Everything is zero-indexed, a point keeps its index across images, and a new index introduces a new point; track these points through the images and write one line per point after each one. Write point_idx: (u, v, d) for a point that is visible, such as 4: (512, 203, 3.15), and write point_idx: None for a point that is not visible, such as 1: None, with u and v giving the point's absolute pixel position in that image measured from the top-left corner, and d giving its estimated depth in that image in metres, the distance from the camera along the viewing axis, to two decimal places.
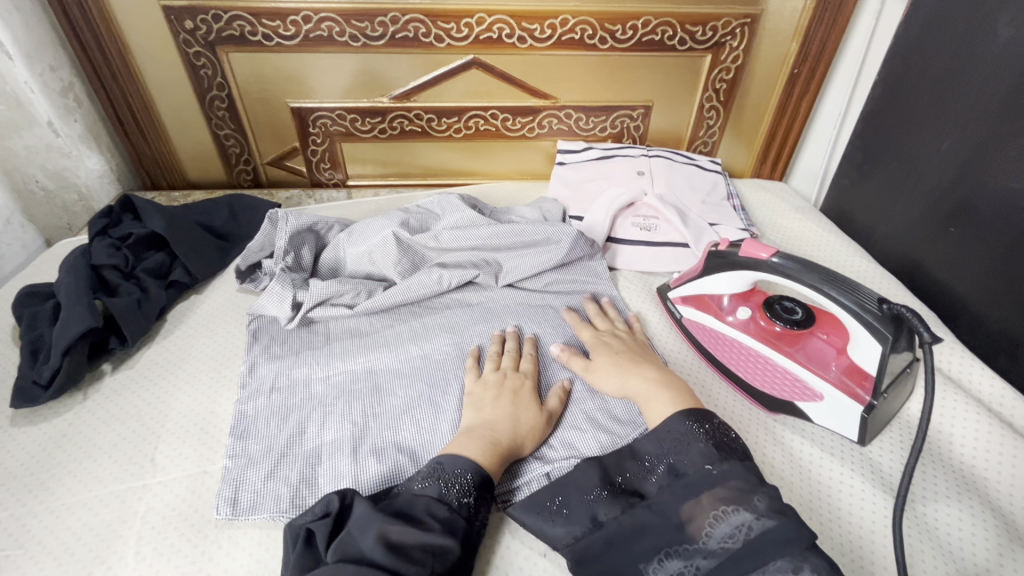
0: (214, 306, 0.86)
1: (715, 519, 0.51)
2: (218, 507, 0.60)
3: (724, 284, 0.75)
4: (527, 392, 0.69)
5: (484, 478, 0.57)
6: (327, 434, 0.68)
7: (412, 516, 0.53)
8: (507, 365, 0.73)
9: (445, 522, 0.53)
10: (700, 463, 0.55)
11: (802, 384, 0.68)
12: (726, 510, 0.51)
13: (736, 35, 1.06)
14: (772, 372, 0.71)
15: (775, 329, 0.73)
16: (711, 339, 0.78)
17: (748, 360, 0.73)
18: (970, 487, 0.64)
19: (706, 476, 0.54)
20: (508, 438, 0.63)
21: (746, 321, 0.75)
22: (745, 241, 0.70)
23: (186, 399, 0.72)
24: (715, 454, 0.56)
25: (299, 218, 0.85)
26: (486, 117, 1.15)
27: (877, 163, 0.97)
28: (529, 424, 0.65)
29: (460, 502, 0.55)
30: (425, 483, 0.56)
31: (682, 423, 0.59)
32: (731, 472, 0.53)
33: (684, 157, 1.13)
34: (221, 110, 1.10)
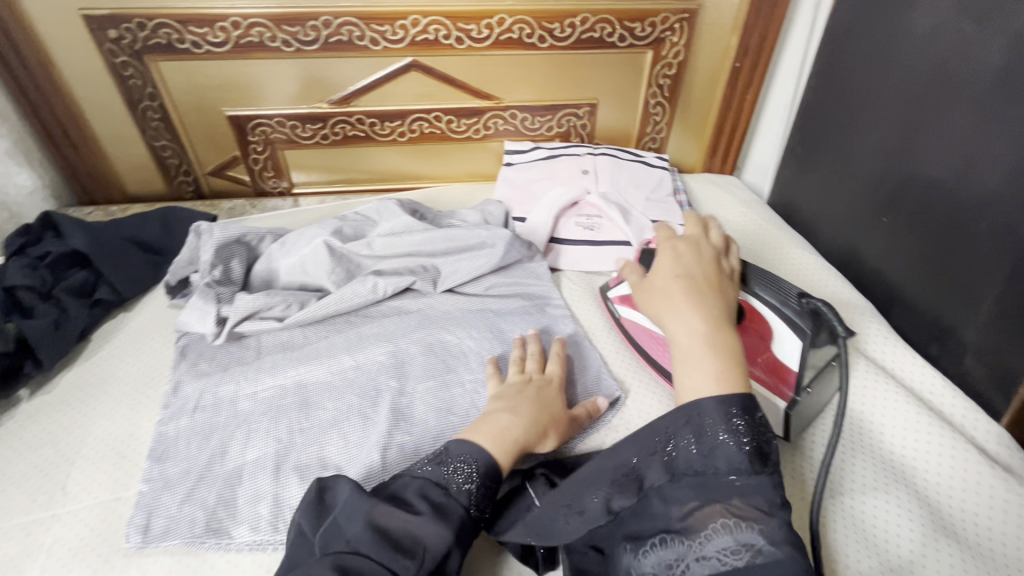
0: (143, 324, 0.83)
1: (719, 530, 0.47)
2: (128, 535, 0.58)
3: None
4: (552, 391, 0.68)
5: (490, 465, 0.55)
6: (250, 453, 0.66)
7: (404, 499, 0.52)
8: (532, 369, 0.71)
9: (438, 507, 0.52)
10: (723, 470, 0.48)
11: None
12: (734, 523, 0.46)
13: (675, 31, 1.06)
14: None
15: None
16: (650, 341, 0.77)
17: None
18: (897, 476, 0.64)
19: (724, 483, 0.48)
20: (525, 432, 0.60)
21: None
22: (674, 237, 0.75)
23: (105, 422, 0.69)
24: (747, 466, 0.47)
25: (226, 230, 0.83)
26: (430, 120, 1.13)
27: (815, 156, 0.97)
28: (552, 416, 0.64)
29: (460, 488, 0.53)
30: (428, 466, 0.55)
31: (718, 409, 0.50)
32: (753, 487, 0.47)
33: (630, 154, 1.12)
34: (154, 121, 1.07)
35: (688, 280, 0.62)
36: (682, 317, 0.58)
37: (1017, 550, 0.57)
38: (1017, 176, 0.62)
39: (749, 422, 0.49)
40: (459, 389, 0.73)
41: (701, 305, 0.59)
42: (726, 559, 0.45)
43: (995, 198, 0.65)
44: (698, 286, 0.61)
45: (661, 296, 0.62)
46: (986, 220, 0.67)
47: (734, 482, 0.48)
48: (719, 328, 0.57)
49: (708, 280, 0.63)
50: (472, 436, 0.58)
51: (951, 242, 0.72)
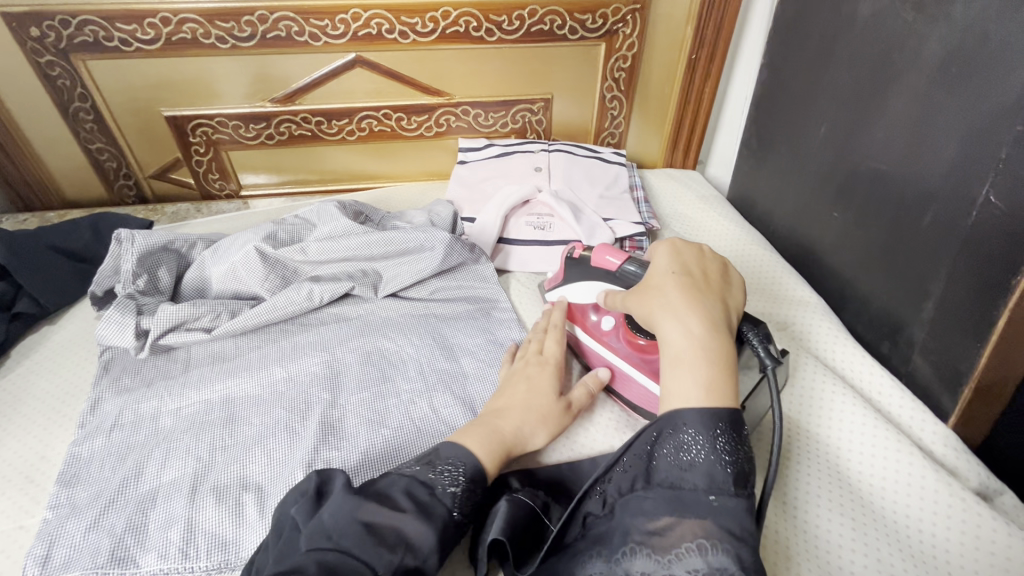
0: (67, 338, 0.79)
1: (692, 550, 0.42)
2: (26, 567, 0.54)
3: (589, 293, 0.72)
4: (548, 377, 0.66)
5: (481, 471, 0.52)
6: (167, 474, 0.62)
7: (387, 495, 0.48)
8: (532, 351, 0.70)
9: (421, 506, 0.48)
10: (702, 488, 0.45)
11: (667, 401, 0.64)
12: (709, 544, 0.42)
13: (627, 22, 1.02)
14: (640, 391, 0.67)
15: (637, 341, 0.67)
16: (591, 356, 0.74)
17: (619, 379, 0.70)
18: (839, 479, 0.62)
19: (701, 503, 0.45)
20: (514, 434, 0.58)
21: (614, 336, 0.70)
22: (597, 249, 0.70)
23: (15, 444, 0.66)
24: (728, 484, 0.45)
25: (150, 238, 0.78)
26: (378, 117, 1.09)
27: (769, 149, 0.94)
28: (542, 413, 0.61)
29: (445, 491, 0.50)
30: (415, 465, 0.52)
31: (704, 423, 0.47)
32: (730, 512, 0.44)
33: (586, 150, 1.09)
34: (88, 123, 1.02)
35: (687, 279, 0.55)
36: (679, 317, 0.52)
37: (960, 555, 0.55)
38: (958, 167, 0.60)
39: (733, 438, 0.47)
40: (392, 401, 0.70)
41: (699, 307, 0.53)
42: None
43: (939, 189, 0.63)
44: (696, 289, 0.54)
45: (658, 294, 0.55)
46: (930, 213, 0.64)
47: (713, 503, 0.44)
48: (717, 332, 0.51)
49: (711, 282, 0.56)
50: (460, 438, 0.55)
51: (898, 237, 0.70)
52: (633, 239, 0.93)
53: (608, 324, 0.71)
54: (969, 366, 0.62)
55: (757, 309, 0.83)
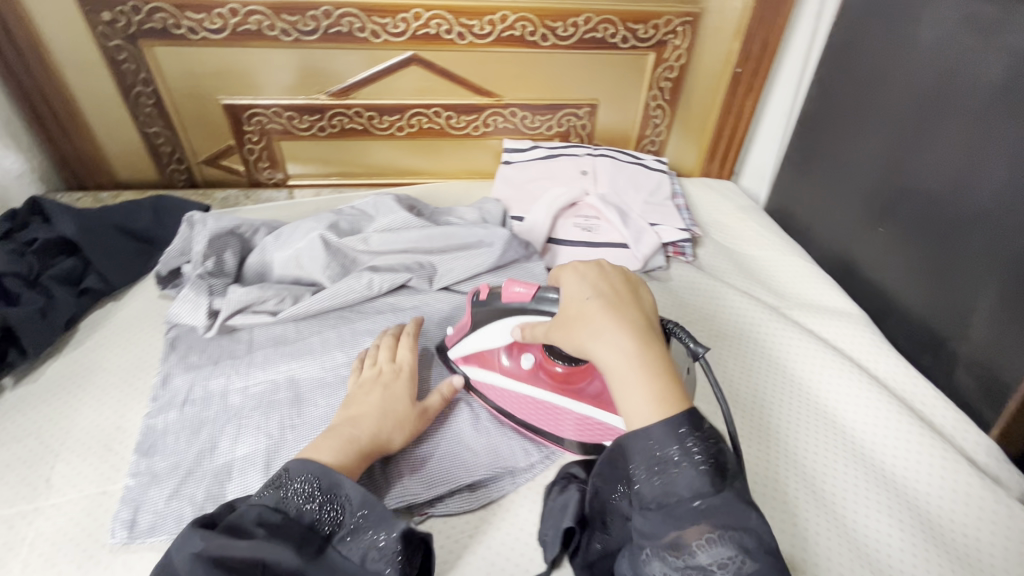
0: (131, 315, 0.82)
1: (703, 544, 0.42)
2: (114, 530, 0.56)
3: (500, 331, 0.66)
4: (402, 385, 0.66)
5: (335, 475, 0.52)
6: (239, 449, 0.65)
7: (240, 529, 0.47)
8: (383, 359, 0.69)
9: (275, 529, 0.48)
10: (687, 496, 0.44)
11: (595, 424, 0.66)
12: (714, 536, 0.42)
13: (678, 34, 1.05)
14: (571, 421, 0.67)
15: (560, 372, 0.67)
16: (506, 398, 0.70)
17: (541, 412, 0.68)
18: (885, 482, 0.67)
19: (690, 510, 0.44)
20: (371, 440, 0.59)
21: (536, 371, 0.68)
22: (506, 285, 0.64)
23: (91, 414, 0.68)
24: (708, 484, 0.44)
25: (219, 222, 0.82)
26: (429, 115, 1.12)
27: (813, 164, 0.98)
28: (397, 419, 0.62)
29: (301, 510, 0.49)
30: (265, 492, 0.51)
31: (672, 435, 0.46)
32: (720, 508, 0.43)
33: (629, 156, 1.12)
34: (148, 107, 1.05)
35: (604, 300, 0.54)
36: (605, 340, 0.52)
37: (999, 557, 0.60)
38: (1012, 192, 0.63)
39: (699, 436, 0.46)
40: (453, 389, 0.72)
41: (623, 325, 0.52)
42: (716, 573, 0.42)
43: (991, 211, 0.66)
44: (612, 302, 0.54)
45: (581, 323, 0.54)
46: (981, 233, 0.67)
47: (699, 508, 0.44)
48: (641, 339, 0.52)
49: (622, 290, 0.56)
50: (314, 453, 0.55)
51: (947, 255, 0.72)
52: (676, 244, 0.98)
53: (525, 360, 0.68)
54: (1014, 380, 0.65)
55: (802, 319, 0.87)
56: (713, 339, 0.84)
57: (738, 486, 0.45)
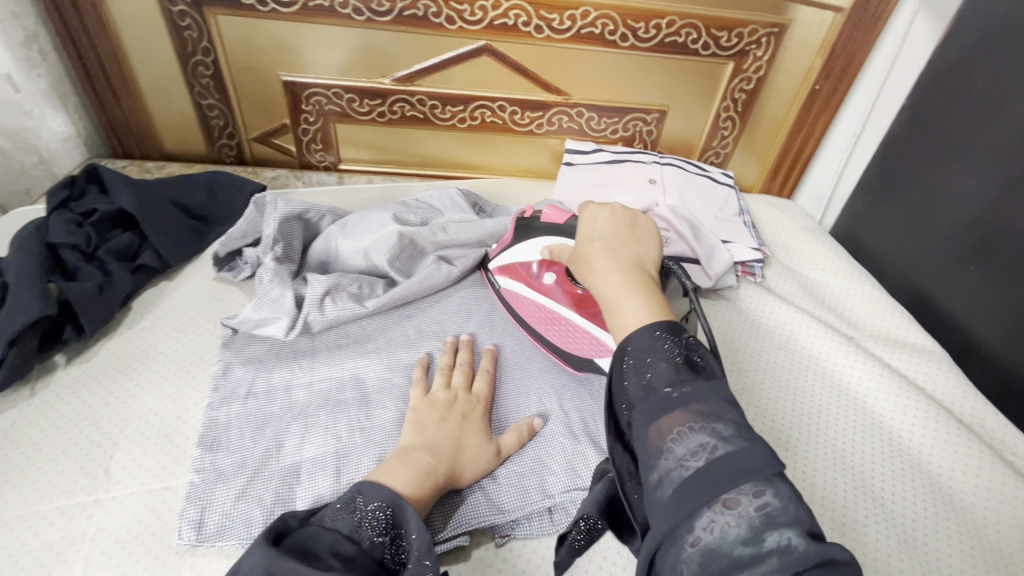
0: (186, 296, 0.78)
1: (684, 432, 0.38)
2: (181, 531, 0.53)
3: (530, 249, 0.74)
4: (477, 418, 0.62)
5: (409, 510, 0.49)
6: (307, 451, 0.61)
7: (312, 554, 0.43)
8: (458, 386, 0.65)
9: (350, 560, 0.44)
10: (659, 387, 0.41)
11: (598, 341, 0.68)
12: (691, 426, 0.38)
13: (761, 45, 1.01)
14: (576, 336, 0.70)
15: (578, 292, 0.70)
16: (528, 308, 0.75)
17: (554, 324, 0.72)
18: (942, 494, 0.68)
19: (663, 399, 0.40)
20: (448, 473, 0.56)
21: (556, 288, 0.72)
22: (549, 208, 0.71)
23: (149, 401, 0.64)
24: (682, 371, 0.41)
25: (289, 204, 0.78)
26: (493, 108, 1.08)
27: (895, 192, 0.99)
28: (473, 454, 0.59)
29: (372, 542, 0.46)
30: (339, 515, 0.47)
31: (649, 340, 0.44)
32: (696, 394, 0.40)
33: (696, 167, 1.08)
34: (205, 78, 1.01)
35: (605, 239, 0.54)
36: (601, 273, 0.51)
37: None
38: None
39: (678, 341, 0.44)
40: (523, 399, 0.69)
41: (620, 257, 0.52)
42: (695, 458, 0.37)
43: None
44: (615, 242, 0.54)
45: (585, 264, 0.54)
46: None
47: (674, 397, 0.40)
48: (638, 272, 0.51)
49: (626, 232, 0.56)
50: (383, 478, 0.52)
51: None
52: (745, 264, 0.95)
53: (550, 277, 0.73)
54: None
55: (876, 348, 0.85)
56: (783, 357, 0.82)
57: (717, 380, 0.41)
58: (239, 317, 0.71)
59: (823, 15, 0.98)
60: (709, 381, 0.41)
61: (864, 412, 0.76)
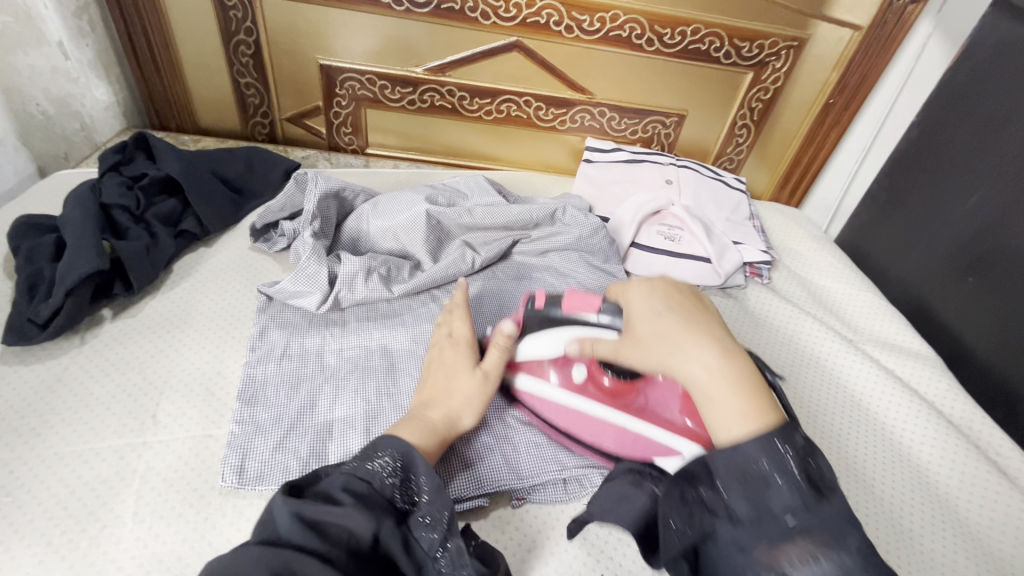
0: (224, 262, 0.81)
1: (804, 561, 0.42)
2: (224, 474, 0.57)
3: (553, 344, 0.62)
4: (462, 356, 0.63)
5: (419, 457, 0.51)
6: (338, 410, 0.65)
7: (327, 496, 0.46)
8: (444, 334, 0.66)
9: (362, 498, 0.47)
10: (777, 511, 0.43)
11: (652, 443, 0.60)
12: (809, 556, 0.42)
13: (781, 57, 1.05)
14: (620, 436, 0.62)
15: (608, 385, 0.62)
16: (551, 410, 0.65)
17: (590, 425, 0.63)
18: (940, 495, 0.72)
19: (779, 525, 0.43)
20: (446, 423, 0.58)
21: (586, 386, 0.63)
22: (568, 297, 0.61)
23: (191, 356, 0.68)
24: (804, 500, 0.43)
25: (328, 182, 0.82)
26: (519, 103, 1.12)
27: (900, 205, 1.03)
28: (464, 397, 0.60)
29: (384, 483, 0.49)
30: (352, 460, 0.50)
31: (761, 450, 0.44)
32: (817, 527, 0.42)
33: (710, 171, 1.12)
34: (245, 57, 1.05)
35: (677, 312, 0.51)
36: (691, 355, 0.48)
37: None
38: None
39: (793, 450, 0.45)
40: None
41: (700, 334, 0.49)
42: None
43: None
44: (687, 312, 0.51)
45: (661, 341, 0.50)
46: None
47: (795, 528, 0.43)
48: (726, 352, 0.49)
49: (692, 299, 0.53)
50: (398, 434, 0.55)
51: None
52: (754, 265, 0.99)
53: (576, 373, 0.63)
54: None
55: (882, 356, 0.89)
56: (798, 356, 0.87)
57: (835, 500, 0.44)
58: (277, 287, 0.74)
59: (842, 32, 1.02)
60: (832, 505, 0.44)
61: (872, 414, 0.80)
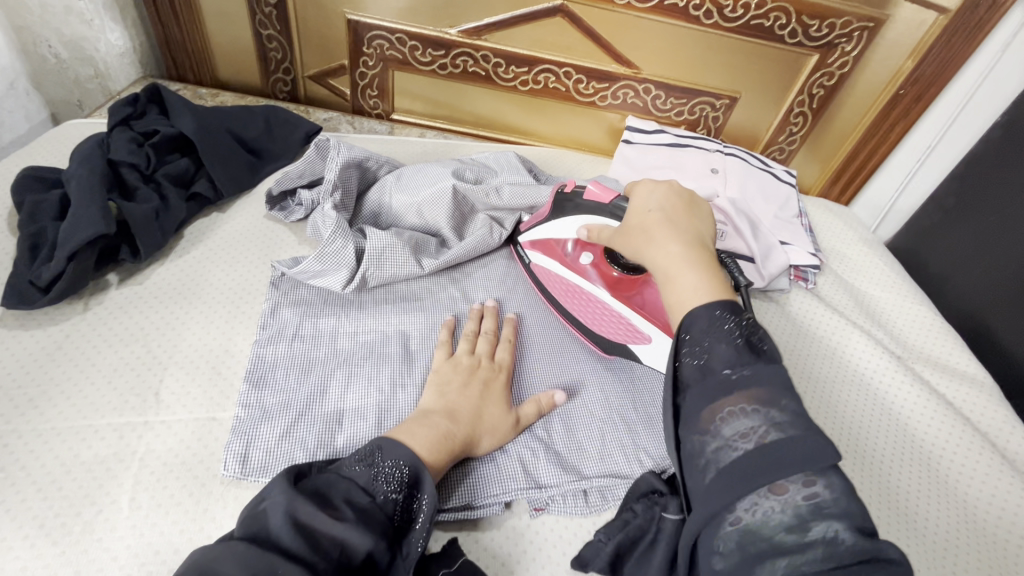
0: (239, 230, 0.76)
1: (739, 413, 0.38)
2: (226, 463, 0.54)
3: (567, 228, 0.70)
4: (499, 386, 0.61)
5: (425, 472, 0.48)
6: (350, 399, 0.61)
7: (327, 501, 0.44)
8: (469, 350, 0.64)
9: (363, 512, 0.44)
10: (716, 368, 0.40)
11: (635, 330, 0.68)
12: (743, 408, 0.38)
13: (852, 39, 0.95)
14: (610, 320, 0.69)
15: (614, 275, 0.69)
16: (553, 286, 0.74)
17: (584, 304, 0.71)
18: (988, 533, 0.67)
19: (718, 378, 0.40)
20: (464, 439, 0.55)
21: (590, 268, 0.70)
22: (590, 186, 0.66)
23: (198, 330, 0.64)
24: (743, 355, 0.40)
25: (351, 150, 0.76)
26: (558, 74, 1.04)
27: (968, 212, 0.97)
28: (492, 424, 0.58)
29: (386, 497, 0.46)
30: (356, 467, 0.47)
31: (709, 321, 0.42)
32: (755, 378, 0.39)
33: (759, 161, 1.03)
34: (268, 7, 0.98)
35: (662, 213, 0.53)
36: (660, 244, 0.50)
37: None
38: None
39: (739, 321, 0.42)
40: (550, 374, 0.68)
41: (679, 229, 0.51)
42: (746, 441, 0.37)
43: None
44: (673, 214, 0.53)
45: (641, 234, 0.53)
46: None
47: (732, 379, 0.39)
48: (697, 245, 0.50)
49: (683, 205, 0.55)
50: (407, 440, 0.51)
51: None
52: (800, 268, 0.91)
53: (584, 257, 0.71)
54: None
55: (932, 377, 0.83)
56: (840, 371, 0.81)
57: (776, 366, 0.40)
58: (298, 267, 0.69)
59: (925, 15, 0.91)
60: (769, 365, 0.40)
61: (918, 437, 0.75)
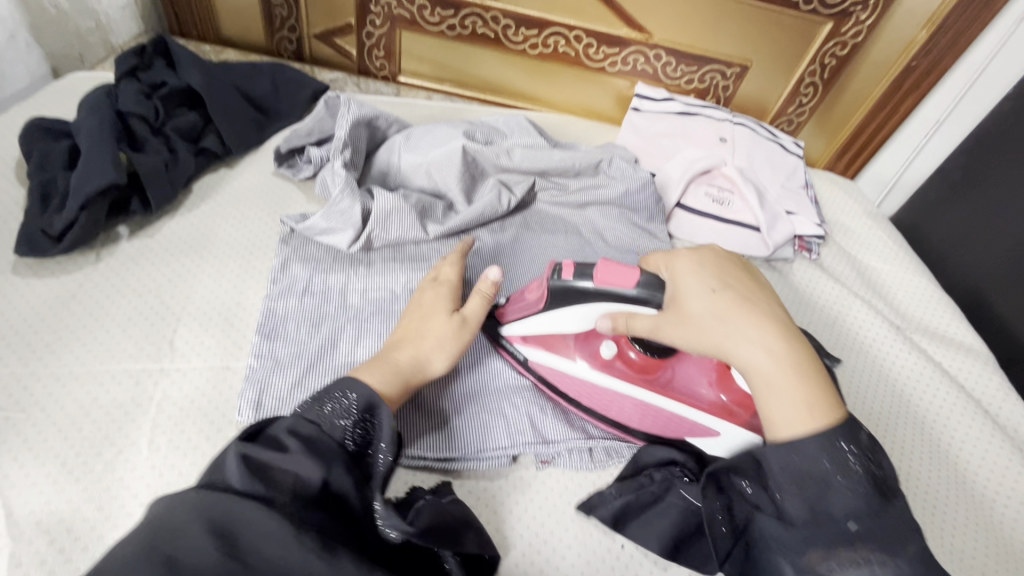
0: (246, 187, 0.76)
1: (859, 565, 0.41)
2: (240, 409, 0.55)
3: (575, 320, 0.58)
4: (438, 301, 0.60)
5: (375, 397, 0.48)
6: (358, 353, 0.61)
7: (271, 438, 0.43)
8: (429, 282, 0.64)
9: (309, 443, 0.43)
10: (838, 515, 0.43)
11: (682, 420, 0.59)
12: (864, 560, 0.41)
13: (867, 7, 0.94)
14: (648, 415, 0.60)
15: (637, 361, 0.59)
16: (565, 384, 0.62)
17: (614, 404, 0.60)
18: (974, 495, 0.69)
19: (840, 527, 0.43)
20: (409, 363, 0.55)
21: (612, 363, 0.60)
22: (599, 270, 0.54)
23: (209, 283, 0.65)
24: (871, 506, 0.43)
25: (362, 108, 0.76)
26: (568, 37, 1.02)
27: (976, 187, 0.98)
28: (435, 338, 0.57)
29: (335, 426, 0.45)
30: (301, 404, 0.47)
31: (821, 447, 0.44)
32: (878, 532, 0.42)
33: (767, 130, 1.02)
34: None
35: (733, 294, 0.51)
36: (755, 338, 0.49)
37: None
38: None
39: (857, 447, 0.44)
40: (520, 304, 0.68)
41: (764, 320, 0.50)
42: None
43: None
44: (747, 293, 0.52)
45: (718, 322, 0.50)
46: None
47: (856, 531, 0.42)
48: (786, 339, 0.49)
49: (742, 275, 0.54)
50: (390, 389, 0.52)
51: None
52: (804, 239, 0.92)
53: (603, 349, 0.60)
54: None
55: (930, 346, 0.84)
56: (841, 339, 0.82)
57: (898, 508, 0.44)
58: (307, 223, 0.69)
59: None
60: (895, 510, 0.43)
61: (915, 404, 0.76)
